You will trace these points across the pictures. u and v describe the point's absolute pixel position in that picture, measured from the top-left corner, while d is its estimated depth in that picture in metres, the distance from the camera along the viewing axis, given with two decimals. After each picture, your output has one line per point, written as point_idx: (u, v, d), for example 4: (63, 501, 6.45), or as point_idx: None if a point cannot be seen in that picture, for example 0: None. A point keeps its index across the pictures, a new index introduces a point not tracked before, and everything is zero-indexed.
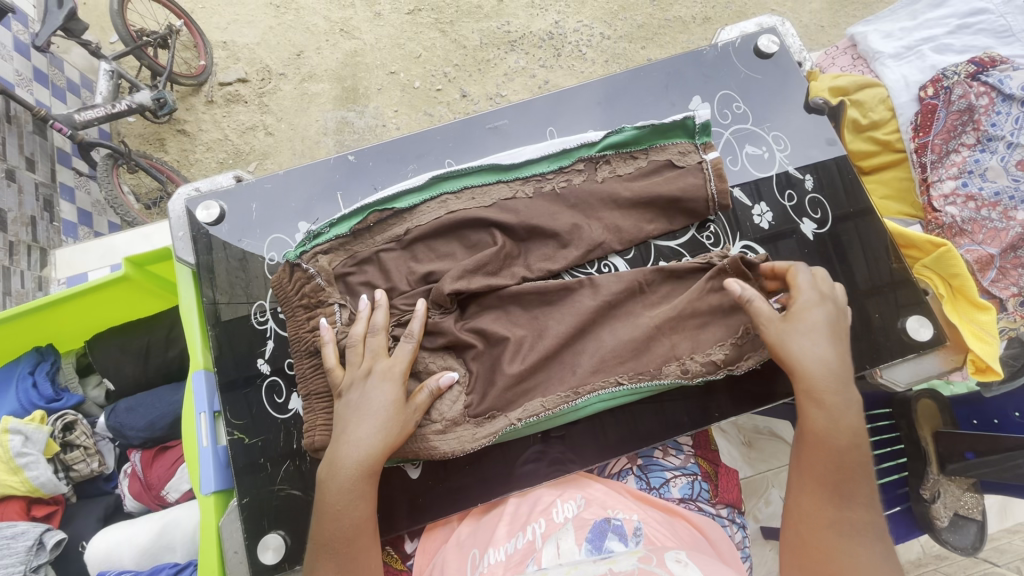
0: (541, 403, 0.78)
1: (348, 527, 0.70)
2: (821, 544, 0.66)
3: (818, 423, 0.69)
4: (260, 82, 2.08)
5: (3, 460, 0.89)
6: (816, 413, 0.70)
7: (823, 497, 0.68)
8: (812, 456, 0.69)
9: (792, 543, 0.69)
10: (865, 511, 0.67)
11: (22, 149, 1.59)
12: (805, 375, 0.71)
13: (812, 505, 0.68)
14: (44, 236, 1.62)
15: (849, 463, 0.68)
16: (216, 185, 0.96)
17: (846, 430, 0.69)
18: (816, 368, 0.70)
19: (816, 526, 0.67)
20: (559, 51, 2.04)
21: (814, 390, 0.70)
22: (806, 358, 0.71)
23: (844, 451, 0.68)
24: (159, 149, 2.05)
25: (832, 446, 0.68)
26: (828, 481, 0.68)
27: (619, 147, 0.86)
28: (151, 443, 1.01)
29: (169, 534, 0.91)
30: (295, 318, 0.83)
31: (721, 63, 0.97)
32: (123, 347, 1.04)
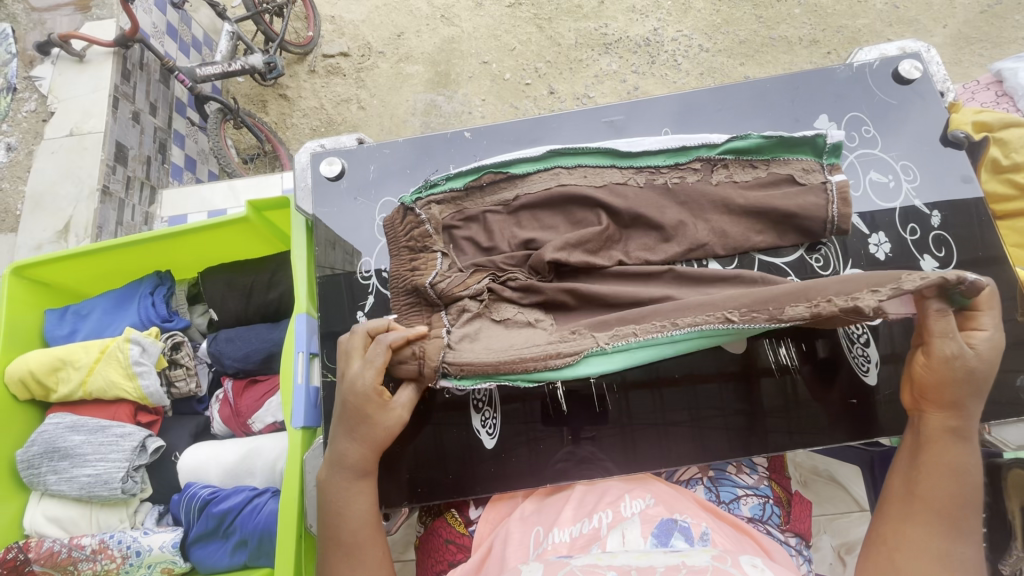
0: (634, 329, 0.74)
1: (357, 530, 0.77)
2: (908, 558, 0.67)
3: (946, 453, 0.69)
4: (361, 58, 2.18)
5: (123, 365, 0.99)
6: (958, 446, 0.69)
7: (934, 522, 0.68)
8: (937, 477, 0.69)
9: (873, 550, 0.70)
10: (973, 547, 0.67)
11: (148, 95, 1.75)
12: (958, 405, 0.69)
13: (915, 528, 0.68)
14: (156, 175, 1.75)
15: (969, 497, 0.68)
16: (339, 144, 1.01)
17: (975, 467, 0.69)
18: (967, 396, 0.68)
19: (910, 546, 0.67)
20: (653, 59, 2.01)
21: (962, 422, 0.69)
22: (960, 383, 0.67)
23: (967, 484, 0.68)
24: (261, 111, 2.20)
25: (959, 474, 0.68)
26: (942, 508, 0.68)
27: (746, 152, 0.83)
28: (243, 374, 1.09)
29: (252, 460, 0.98)
30: (398, 258, 0.85)
31: (855, 83, 0.93)
32: (230, 282, 1.13)
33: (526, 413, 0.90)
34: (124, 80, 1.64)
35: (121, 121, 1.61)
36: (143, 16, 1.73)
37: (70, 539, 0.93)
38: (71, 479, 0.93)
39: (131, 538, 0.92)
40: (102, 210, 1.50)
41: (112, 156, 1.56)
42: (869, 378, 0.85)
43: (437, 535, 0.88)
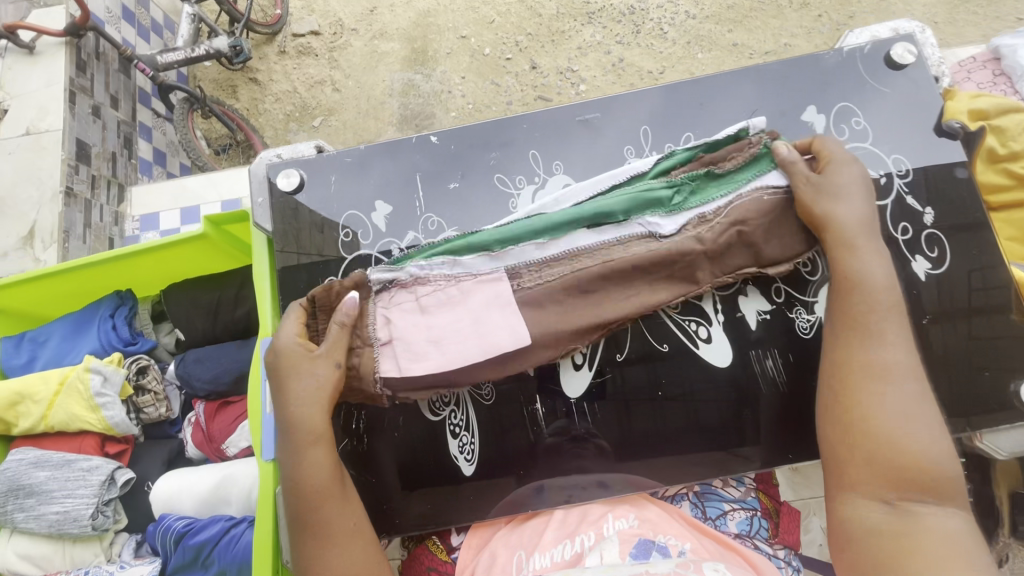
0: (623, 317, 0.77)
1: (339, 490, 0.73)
2: (859, 400, 0.64)
3: (857, 263, 0.68)
4: (332, 36, 2.07)
5: (84, 398, 0.95)
6: (853, 259, 0.69)
7: (860, 341, 0.66)
8: (855, 305, 0.67)
9: (828, 407, 0.67)
10: (907, 354, 0.65)
11: (108, 87, 1.63)
12: (851, 245, 0.69)
13: (849, 357, 0.66)
14: (124, 172, 1.65)
15: (883, 307, 0.67)
16: (297, 153, 0.95)
17: (880, 277, 0.68)
18: (851, 230, 0.69)
19: (851, 389, 0.65)
20: (639, 28, 1.91)
21: (846, 236, 0.69)
22: (842, 225, 0.70)
23: (882, 297, 0.67)
24: (231, 97, 2.09)
25: (867, 294, 0.67)
26: (856, 326, 0.67)
27: (687, 204, 0.78)
28: (214, 396, 1.04)
29: (225, 488, 0.94)
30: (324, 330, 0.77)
31: (845, 69, 0.87)
32: (195, 300, 1.07)
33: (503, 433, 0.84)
34: (79, 73, 1.53)
35: (80, 117, 1.50)
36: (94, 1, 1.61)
37: None
38: (39, 517, 0.90)
39: (106, 573, 0.90)
40: (67, 212, 1.42)
41: (73, 155, 1.46)
42: None
43: (420, 563, 0.86)
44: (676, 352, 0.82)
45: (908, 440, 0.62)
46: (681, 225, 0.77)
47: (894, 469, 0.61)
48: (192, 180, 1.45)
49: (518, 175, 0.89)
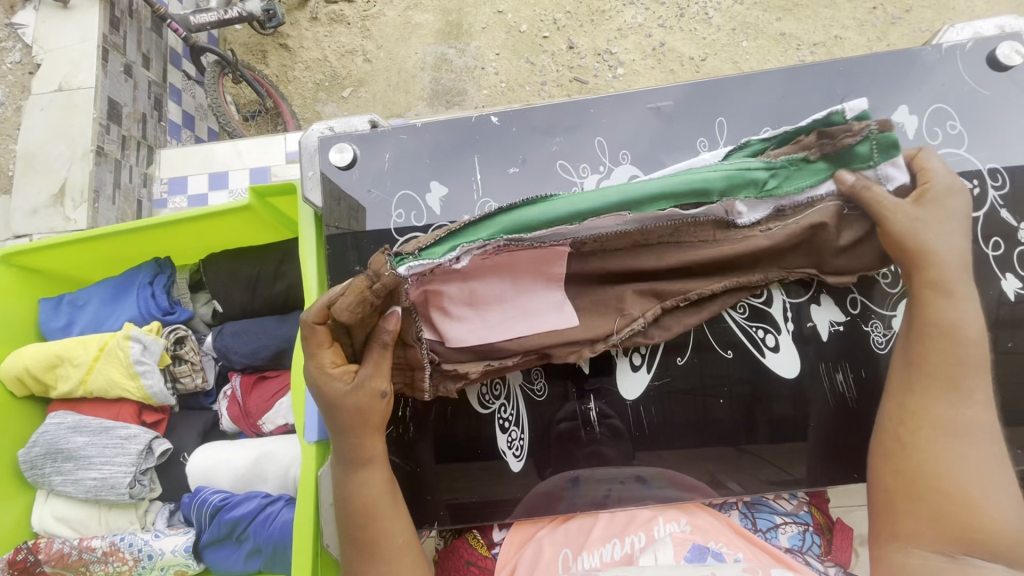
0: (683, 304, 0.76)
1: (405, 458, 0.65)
2: (920, 445, 0.62)
3: (948, 309, 0.63)
4: (366, 5, 2.01)
5: (123, 364, 0.93)
6: (943, 302, 0.64)
7: (939, 389, 0.63)
8: (933, 350, 0.63)
9: (884, 446, 0.65)
10: (983, 410, 0.61)
11: (140, 45, 1.60)
12: (944, 284, 0.64)
13: (922, 399, 0.63)
14: (153, 134, 1.62)
15: (968, 359, 0.62)
16: (350, 128, 0.90)
17: (972, 324, 0.63)
18: (947, 268, 0.64)
19: (916, 433, 0.63)
20: (683, 12, 1.83)
21: (943, 276, 0.64)
22: (936, 258, 0.65)
23: (970, 344, 0.62)
24: (261, 62, 2.05)
25: (953, 339, 0.63)
26: (934, 373, 0.63)
27: (775, 193, 0.70)
28: (251, 370, 1.03)
29: (263, 465, 0.93)
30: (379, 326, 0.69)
31: (942, 68, 0.81)
32: (234, 272, 1.05)
33: (546, 429, 0.82)
34: (112, 30, 1.49)
35: (112, 76, 1.47)
36: None
37: (80, 541, 0.91)
38: (77, 481, 0.90)
39: (141, 541, 0.89)
40: (98, 172, 1.39)
41: (105, 114, 1.43)
42: None
43: (456, 556, 0.83)
44: (739, 360, 0.79)
45: (972, 491, 0.59)
46: (759, 218, 0.72)
47: (950, 519, 0.58)
48: (219, 147, 1.42)
49: (582, 163, 0.84)
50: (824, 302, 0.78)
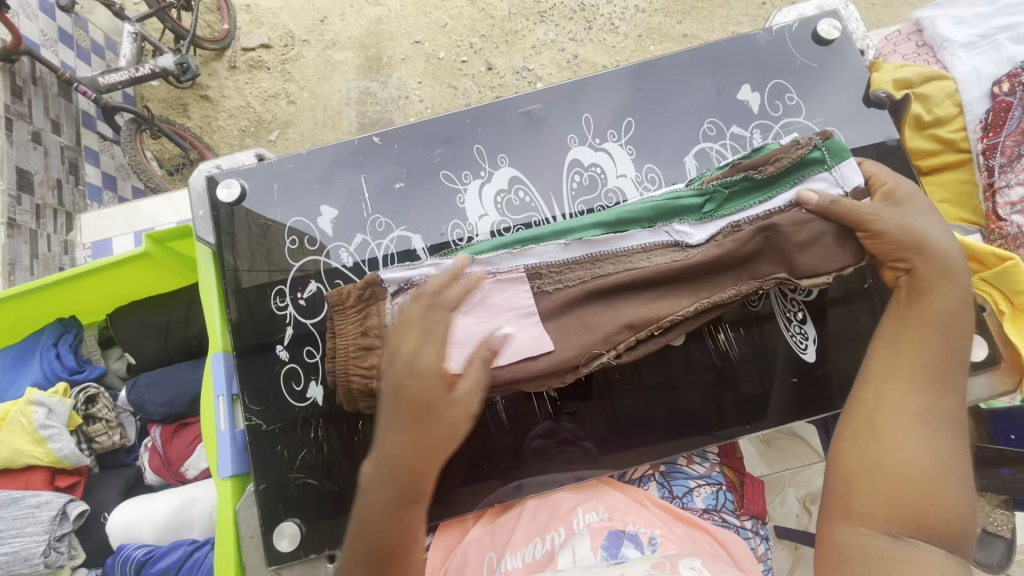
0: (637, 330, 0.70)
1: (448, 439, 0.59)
2: (893, 430, 0.57)
3: (938, 303, 0.61)
4: (283, 48, 2.02)
5: (28, 432, 0.90)
6: (930, 295, 0.62)
7: (915, 377, 0.59)
8: (916, 334, 0.61)
9: (853, 428, 0.60)
10: (957, 404, 0.58)
11: (48, 111, 1.56)
12: (940, 281, 0.62)
13: (897, 383, 0.59)
14: (70, 200, 1.59)
15: (954, 348, 0.60)
16: (237, 163, 0.93)
17: (959, 311, 0.61)
18: (946, 270, 0.63)
19: (905, 417, 0.57)
20: (591, 24, 1.92)
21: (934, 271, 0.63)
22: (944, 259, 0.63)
23: (959, 343, 0.60)
24: (182, 115, 2.02)
25: (939, 326, 0.61)
26: (931, 368, 0.59)
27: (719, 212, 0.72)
28: (171, 419, 1.01)
29: (187, 511, 0.91)
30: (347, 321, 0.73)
31: (775, 48, 0.90)
32: (143, 322, 1.04)
33: (521, 445, 0.86)
34: (15, 99, 1.45)
35: (19, 145, 1.43)
36: (27, 24, 1.54)
37: None
38: None
39: None
40: (12, 244, 1.37)
41: (15, 184, 1.40)
42: (808, 356, 0.84)
43: None
44: None
45: (933, 482, 0.54)
46: (711, 233, 0.71)
47: (919, 494, 0.54)
48: (145, 203, 1.39)
49: (463, 170, 0.89)
50: None
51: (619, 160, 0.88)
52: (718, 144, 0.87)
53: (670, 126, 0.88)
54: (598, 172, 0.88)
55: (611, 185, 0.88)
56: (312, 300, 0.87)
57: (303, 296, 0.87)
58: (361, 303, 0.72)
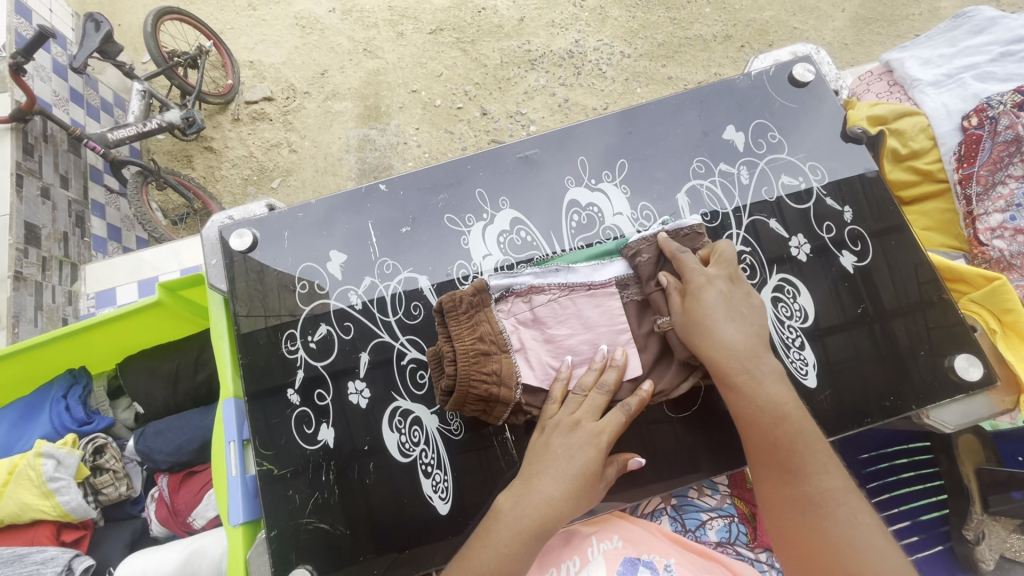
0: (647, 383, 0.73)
1: (513, 535, 0.66)
2: (825, 519, 0.60)
3: (744, 400, 0.67)
4: (286, 101, 2.11)
5: (36, 485, 0.90)
6: (735, 397, 0.68)
7: (781, 475, 0.64)
8: (756, 430, 0.66)
9: (786, 543, 0.63)
10: (822, 474, 0.62)
11: (57, 167, 1.61)
12: (729, 381, 0.68)
13: (771, 485, 0.65)
14: (76, 252, 1.61)
15: (783, 433, 0.65)
16: (248, 213, 0.96)
17: (768, 403, 0.66)
18: (733, 362, 0.68)
19: (782, 510, 0.63)
20: (579, 70, 2.01)
21: (726, 370, 0.68)
22: (719, 350, 0.68)
23: (782, 423, 0.65)
24: (186, 166, 2.08)
25: (759, 423, 0.66)
26: (772, 459, 0.65)
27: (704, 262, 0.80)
28: (178, 467, 1.01)
29: (194, 563, 0.90)
30: (462, 333, 0.73)
31: (755, 91, 0.96)
32: (153, 370, 1.05)
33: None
34: (26, 156, 1.50)
35: (28, 200, 1.47)
36: (41, 85, 1.62)
37: None
38: None
39: None
40: (17, 297, 1.38)
41: (22, 239, 1.43)
42: (809, 381, 0.83)
43: None
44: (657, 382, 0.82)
45: None
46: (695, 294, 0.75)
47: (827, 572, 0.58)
48: (149, 252, 1.40)
49: (467, 214, 0.93)
50: None
51: (615, 199, 0.92)
52: (708, 180, 0.92)
53: (661, 166, 0.93)
54: (596, 211, 0.92)
55: (609, 223, 0.91)
56: (322, 343, 0.88)
57: (314, 339, 0.89)
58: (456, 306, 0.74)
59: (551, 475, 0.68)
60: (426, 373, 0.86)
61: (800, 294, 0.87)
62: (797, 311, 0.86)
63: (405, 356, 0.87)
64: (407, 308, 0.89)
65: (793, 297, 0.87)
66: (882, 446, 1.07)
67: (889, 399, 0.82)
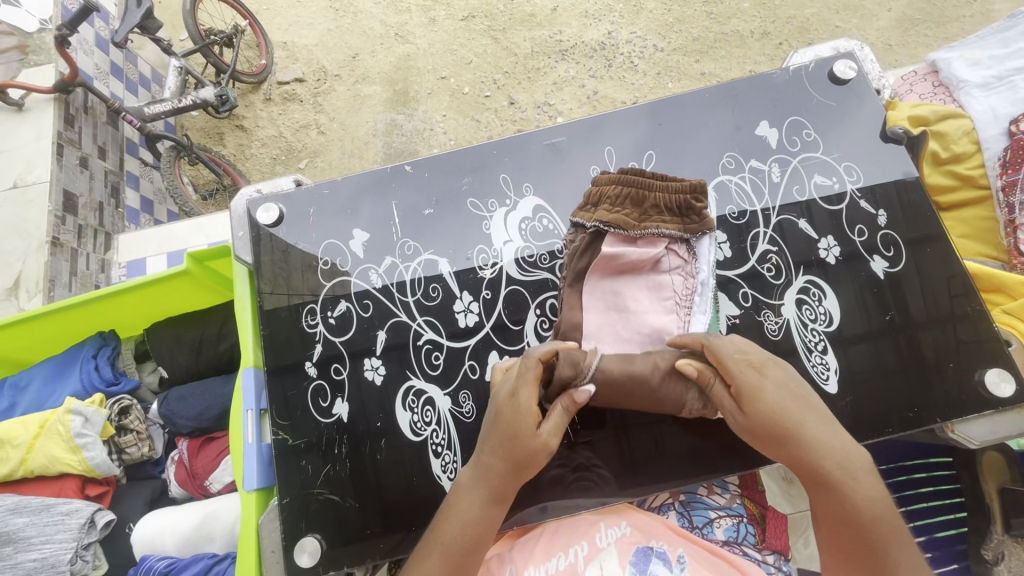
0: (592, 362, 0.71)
1: (478, 501, 0.66)
2: None
3: (840, 504, 0.60)
4: (316, 82, 2.13)
5: (65, 439, 0.94)
6: (821, 492, 0.61)
7: None
8: (845, 533, 0.60)
9: None
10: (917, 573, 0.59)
11: (96, 138, 1.66)
12: (823, 480, 0.60)
13: None
14: (110, 221, 1.66)
15: (881, 534, 0.59)
16: (277, 188, 0.98)
17: (864, 496, 0.60)
18: (817, 460, 0.61)
19: None
20: (611, 62, 1.98)
21: (817, 471, 0.61)
22: (803, 449, 0.61)
23: (873, 528, 0.59)
24: (217, 143, 2.12)
25: (855, 524, 0.59)
26: (854, 557, 0.61)
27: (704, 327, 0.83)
28: (198, 432, 1.04)
29: (209, 524, 0.93)
30: (585, 259, 0.80)
31: (793, 87, 0.94)
32: (178, 337, 1.08)
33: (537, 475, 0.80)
34: (67, 126, 1.56)
35: (67, 168, 1.52)
36: (83, 58, 1.67)
37: None
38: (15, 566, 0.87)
39: None
40: (53, 261, 1.42)
41: (61, 206, 1.47)
42: (830, 387, 0.81)
43: None
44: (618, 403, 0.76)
45: None
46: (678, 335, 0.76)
47: None
48: (179, 225, 1.43)
49: (490, 199, 0.93)
50: (721, 300, 0.86)
51: None
52: (738, 177, 0.90)
53: (690, 159, 0.92)
54: None
55: None
56: (342, 319, 0.90)
57: (334, 314, 0.90)
58: (687, 209, 0.76)
59: (467, 487, 0.68)
60: (441, 354, 0.87)
61: (826, 297, 0.85)
62: (822, 315, 0.84)
63: (421, 336, 0.88)
64: (426, 289, 0.90)
65: (819, 299, 0.85)
66: (904, 459, 1.03)
67: (913, 410, 0.79)
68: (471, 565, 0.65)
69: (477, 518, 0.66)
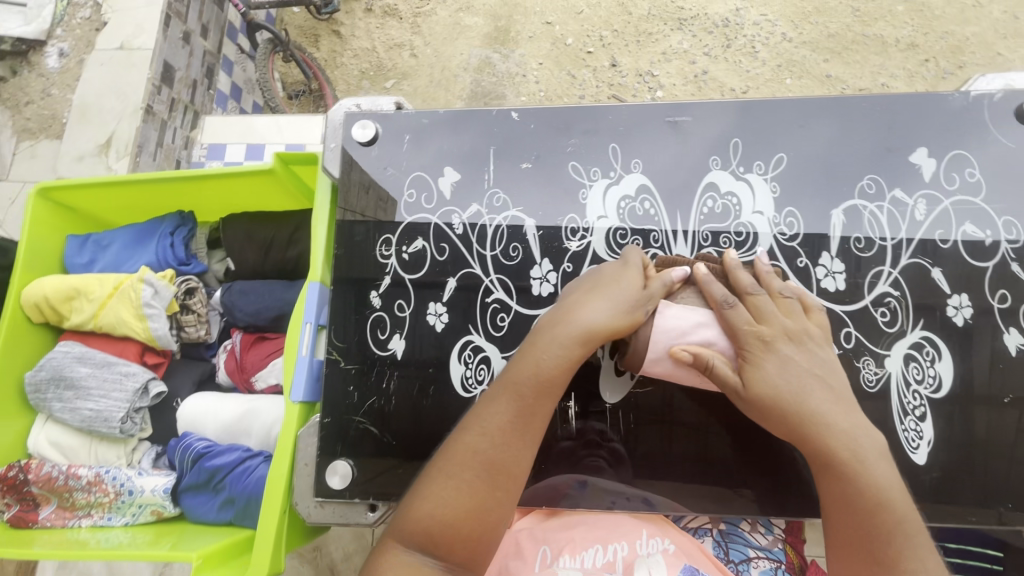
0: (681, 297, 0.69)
1: (557, 355, 0.63)
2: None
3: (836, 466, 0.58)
4: (420, 2, 2.04)
5: (134, 306, 0.98)
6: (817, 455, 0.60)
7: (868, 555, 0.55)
8: (845, 503, 0.57)
9: None
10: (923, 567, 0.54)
11: (201, 15, 1.64)
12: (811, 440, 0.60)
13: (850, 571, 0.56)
14: (200, 101, 1.66)
15: (883, 511, 0.56)
16: (377, 107, 0.93)
17: (870, 472, 0.58)
18: (813, 421, 0.60)
19: None
20: (730, 42, 1.80)
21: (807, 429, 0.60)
22: (798, 406, 0.60)
23: (874, 503, 0.56)
24: (312, 45, 2.10)
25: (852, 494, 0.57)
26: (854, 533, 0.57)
27: None
28: (252, 329, 1.06)
29: (248, 420, 0.96)
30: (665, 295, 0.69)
31: (968, 115, 0.81)
32: (250, 235, 1.09)
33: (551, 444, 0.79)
34: None
35: (170, 40, 1.52)
36: None
37: (68, 468, 0.94)
38: (75, 410, 0.94)
39: (125, 476, 0.92)
40: (144, 128, 1.44)
41: (158, 76, 1.48)
42: (918, 456, 0.74)
43: None
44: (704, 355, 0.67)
45: None
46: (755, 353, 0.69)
47: None
48: (260, 120, 1.44)
49: (594, 166, 0.86)
50: None
51: (759, 195, 0.82)
52: (874, 205, 0.80)
53: (824, 172, 0.82)
54: (734, 201, 0.83)
55: (744, 220, 0.82)
56: (415, 256, 0.87)
57: (408, 250, 0.88)
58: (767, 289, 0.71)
59: (547, 338, 0.64)
60: (507, 317, 0.84)
61: (940, 359, 0.76)
62: (930, 377, 0.76)
63: (490, 293, 0.85)
64: (506, 247, 0.85)
65: (931, 361, 0.76)
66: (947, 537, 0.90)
67: (1008, 502, 0.73)
68: (541, 411, 0.63)
69: (556, 366, 0.62)
